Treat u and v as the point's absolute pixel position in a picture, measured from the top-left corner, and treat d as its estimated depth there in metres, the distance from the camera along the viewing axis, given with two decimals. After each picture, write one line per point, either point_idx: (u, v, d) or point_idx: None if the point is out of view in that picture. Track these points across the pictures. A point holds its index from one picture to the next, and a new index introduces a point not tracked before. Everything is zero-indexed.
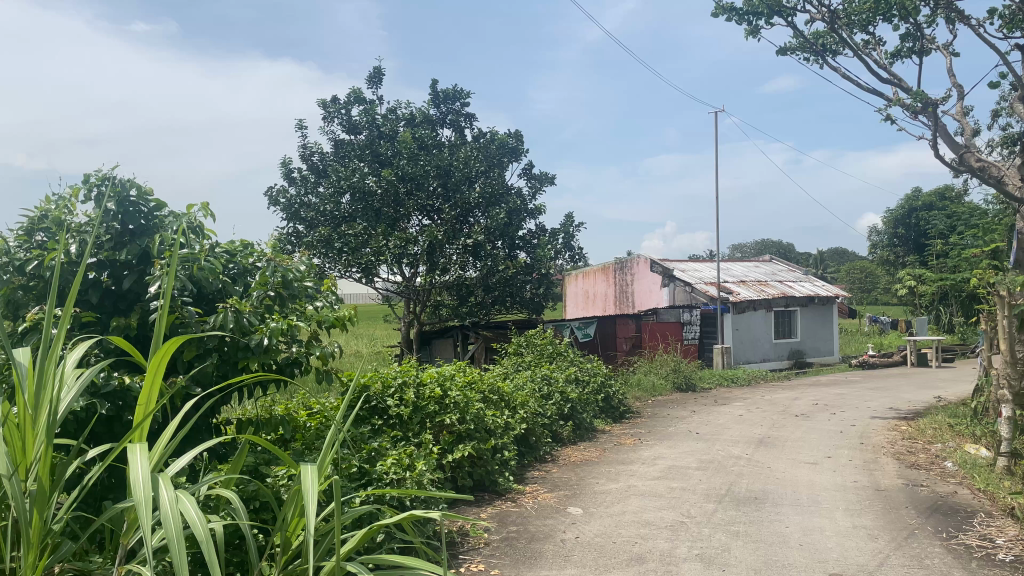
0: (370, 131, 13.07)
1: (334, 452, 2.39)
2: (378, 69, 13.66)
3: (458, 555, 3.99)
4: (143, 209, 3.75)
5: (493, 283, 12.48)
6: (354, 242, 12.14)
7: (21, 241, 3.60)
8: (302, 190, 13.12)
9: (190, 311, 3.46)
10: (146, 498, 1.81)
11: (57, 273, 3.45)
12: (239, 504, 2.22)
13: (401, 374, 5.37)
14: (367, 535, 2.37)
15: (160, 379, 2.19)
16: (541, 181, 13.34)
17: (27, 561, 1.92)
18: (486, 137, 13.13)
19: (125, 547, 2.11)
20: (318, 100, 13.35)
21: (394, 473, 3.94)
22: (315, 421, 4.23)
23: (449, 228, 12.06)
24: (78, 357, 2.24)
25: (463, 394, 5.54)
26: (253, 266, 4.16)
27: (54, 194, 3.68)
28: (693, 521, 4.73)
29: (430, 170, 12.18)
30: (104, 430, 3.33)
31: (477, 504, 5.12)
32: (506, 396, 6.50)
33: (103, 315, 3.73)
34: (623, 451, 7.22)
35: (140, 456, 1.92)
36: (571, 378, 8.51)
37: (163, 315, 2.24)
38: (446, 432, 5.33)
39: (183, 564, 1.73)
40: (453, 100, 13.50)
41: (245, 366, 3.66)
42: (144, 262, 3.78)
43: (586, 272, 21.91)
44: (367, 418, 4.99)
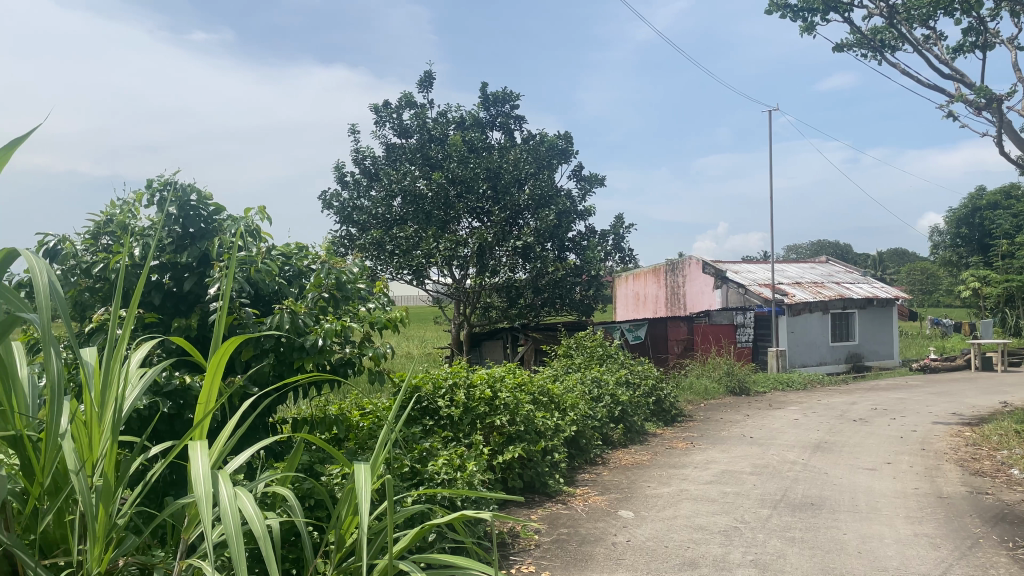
0: (420, 135, 13.18)
1: (386, 451, 2.43)
2: (428, 73, 13.80)
3: (509, 557, 3.99)
4: (203, 213, 3.85)
5: (543, 285, 12.49)
6: (405, 245, 12.28)
7: (88, 244, 3.74)
8: (355, 194, 13.34)
9: (248, 313, 3.55)
10: (207, 494, 1.85)
11: (122, 275, 3.57)
12: (295, 501, 2.27)
13: (452, 375, 5.42)
14: (420, 534, 2.40)
15: (219, 379, 2.24)
16: (591, 182, 13.31)
17: (93, 554, 1.99)
18: (536, 138, 13.15)
19: (186, 541, 2.17)
20: (369, 105, 13.56)
21: (445, 474, 3.96)
22: (368, 421, 4.28)
23: (499, 230, 12.11)
24: (141, 357, 2.31)
25: (514, 395, 5.57)
26: (307, 268, 4.24)
27: (119, 198, 3.81)
28: (748, 526, 4.65)
29: (480, 173, 12.26)
30: (166, 428, 3.44)
31: (527, 505, 5.14)
32: (556, 398, 6.51)
33: (165, 316, 3.85)
34: (675, 455, 7.14)
35: (200, 453, 1.97)
36: (622, 381, 8.45)
37: (222, 316, 2.29)
38: (496, 433, 5.36)
39: (242, 561, 1.77)
40: (502, 102, 13.55)
41: (300, 367, 3.74)
42: (203, 265, 3.88)
43: (636, 273, 21.75)
44: (418, 419, 5.06)
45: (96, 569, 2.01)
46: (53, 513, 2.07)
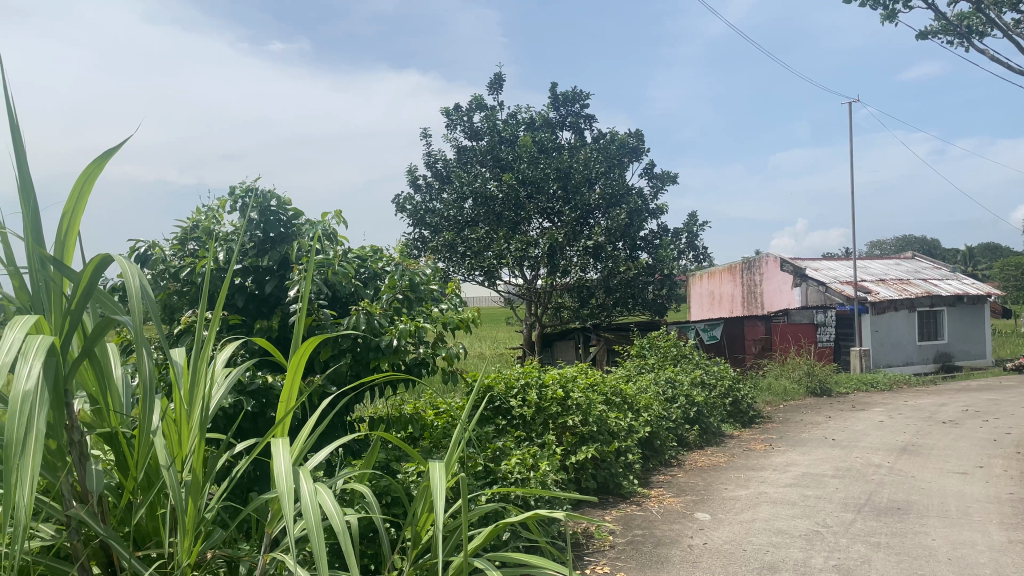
0: (491, 137, 13.22)
1: (460, 450, 2.46)
2: (498, 76, 13.90)
3: (583, 557, 3.98)
4: (283, 218, 3.98)
5: (615, 284, 12.41)
6: (477, 246, 12.43)
7: (176, 250, 3.90)
8: (427, 197, 13.55)
9: (326, 314, 3.66)
10: (289, 490, 1.91)
11: (208, 279, 3.72)
12: (372, 498, 2.32)
13: (524, 375, 5.47)
14: (494, 533, 2.42)
15: (299, 379, 2.31)
16: (663, 180, 13.15)
17: (183, 546, 2.07)
18: (607, 137, 13.06)
19: (270, 535, 2.24)
20: (441, 109, 13.73)
21: (519, 473, 3.97)
22: (442, 420, 4.33)
23: (570, 229, 12.11)
24: (226, 357, 2.40)
25: (586, 395, 5.55)
26: (382, 269, 4.33)
27: (204, 205, 3.97)
28: (830, 530, 4.52)
29: (550, 173, 12.29)
30: (250, 425, 3.56)
31: (601, 506, 5.12)
32: (629, 399, 6.46)
33: (248, 318, 3.99)
34: (753, 457, 6.99)
35: (282, 450, 2.03)
36: (697, 381, 8.33)
37: (302, 317, 2.36)
38: (569, 433, 5.35)
39: (322, 556, 1.82)
40: (572, 102, 13.54)
41: (376, 366, 3.81)
42: (284, 268, 4.00)
43: (711, 272, 21.39)
44: (491, 419, 5.11)
45: (186, 561, 2.09)
46: (146, 506, 2.17)
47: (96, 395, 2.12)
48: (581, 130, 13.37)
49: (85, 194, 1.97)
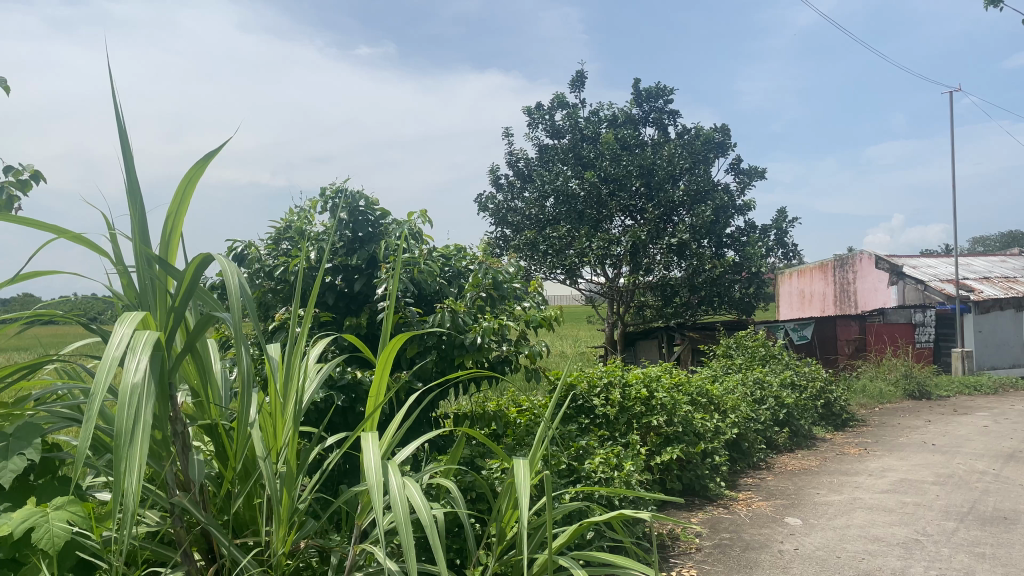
0: (573, 135, 13.19)
1: (543, 448, 2.49)
2: (580, 73, 13.85)
3: (668, 559, 3.92)
4: (371, 218, 4.08)
5: (700, 283, 12.15)
6: (559, 244, 12.42)
7: (271, 249, 4.05)
8: (509, 195, 13.63)
9: (411, 311, 3.74)
10: (378, 483, 1.95)
11: (300, 277, 3.85)
12: (458, 493, 2.37)
13: (607, 374, 5.42)
14: (578, 532, 2.44)
15: (388, 374, 2.36)
16: (750, 175, 12.84)
17: (278, 534, 2.15)
18: (692, 133, 12.83)
19: (360, 526, 2.31)
20: (522, 108, 13.78)
21: (602, 473, 3.92)
22: (525, 418, 4.32)
23: (653, 227, 11.98)
24: (318, 353, 2.48)
25: (671, 395, 5.48)
26: (466, 268, 4.37)
27: (296, 206, 4.10)
28: (930, 539, 4.32)
29: (633, 170, 12.20)
30: (340, 420, 3.67)
31: (687, 508, 5.03)
32: (716, 400, 6.34)
33: (338, 315, 4.10)
34: (847, 461, 6.75)
35: (372, 444, 2.08)
36: (786, 382, 8.10)
37: (389, 314, 2.42)
38: (653, 434, 5.29)
39: (411, 549, 1.86)
40: (656, 98, 13.36)
41: (461, 363, 3.86)
42: (372, 266, 4.10)
43: (800, 270, 20.75)
44: (574, 417, 5.08)
45: (282, 549, 2.17)
46: (244, 496, 2.26)
47: (197, 388, 2.23)
48: (664, 126, 13.18)
49: (188, 197, 2.07)
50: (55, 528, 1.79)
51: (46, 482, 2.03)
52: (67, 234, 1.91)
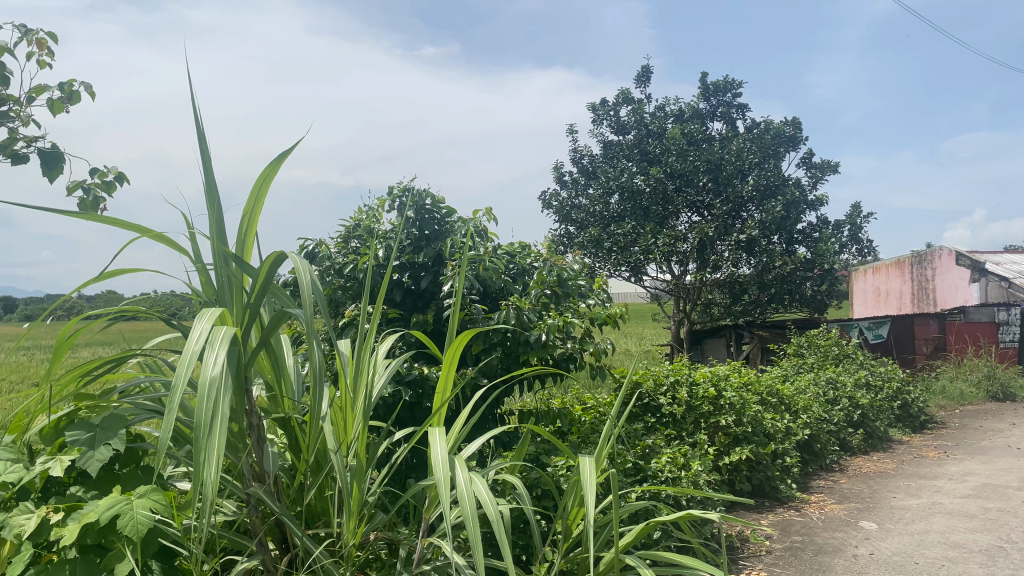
0: (638, 130, 13.09)
1: (609, 446, 2.48)
2: (645, 68, 13.71)
3: (737, 561, 3.85)
4: (437, 216, 4.12)
5: (770, 279, 11.85)
6: (624, 241, 12.41)
7: (340, 247, 4.14)
8: (573, 192, 13.61)
9: (477, 308, 3.78)
10: (444, 478, 1.97)
11: (369, 274, 3.93)
12: (523, 489, 2.38)
13: (673, 372, 5.36)
14: (645, 531, 2.42)
15: (455, 370, 2.38)
16: (822, 169, 12.49)
17: (349, 526, 2.18)
18: (761, 126, 12.56)
19: (427, 520, 2.34)
20: (587, 104, 13.73)
21: (669, 472, 3.86)
22: (590, 415, 4.29)
23: (721, 223, 11.73)
24: (387, 349, 2.52)
25: (740, 395, 5.39)
26: (530, 266, 4.38)
27: (365, 205, 4.18)
28: (1015, 546, 4.13)
29: (700, 165, 12.03)
30: (408, 415, 3.73)
31: (757, 509, 4.93)
32: (787, 400, 6.20)
33: (405, 312, 4.16)
34: (925, 464, 6.51)
35: (439, 438, 2.11)
36: (861, 382, 7.86)
37: (455, 311, 2.45)
38: (721, 433, 5.22)
39: (478, 543, 1.87)
40: (724, 91, 13.12)
41: (526, 360, 3.87)
42: (438, 264, 4.16)
43: (876, 266, 20.08)
44: (640, 415, 5.00)
45: (352, 540, 2.21)
46: (315, 488, 2.32)
47: (272, 383, 2.29)
48: (733, 120, 12.93)
49: (262, 197, 2.14)
50: (139, 515, 1.86)
51: (130, 471, 2.12)
52: (150, 233, 1.99)
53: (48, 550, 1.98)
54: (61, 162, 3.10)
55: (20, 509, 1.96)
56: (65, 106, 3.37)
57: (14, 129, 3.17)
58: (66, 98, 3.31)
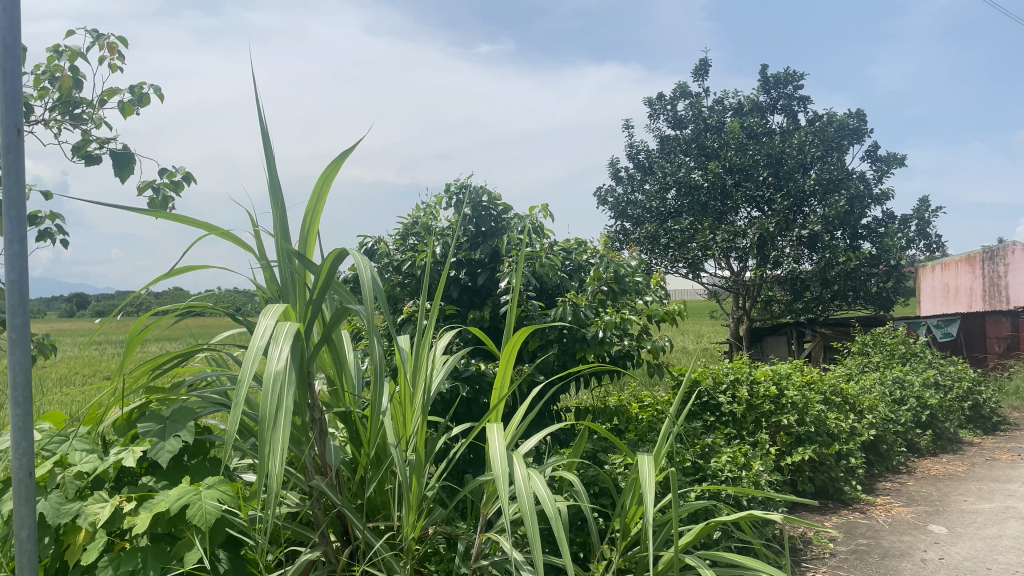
0: (696, 125, 12.92)
1: (668, 445, 2.45)
2: (703, 61, 13.52)
3: (801, 563, 3.76)
4: (494, 212, 4.13)
5: (834, 276, 11.48)
6: (681, 238, 12.28)
7: (399, 244, 4.20)
8: (629, 188, 13.51)
9: (534, 305, 3.78)
10: (502, 473, 1.98)
11: (427, 271, 3.97)
12: (581, 486, 2.37)
13: (733, 370, 5.29)
14: (705, 531, 2.39)
15: (512, 366, 2.39)
16: (888, 163, 12.13)
17: (408, 519, 2.20)
18: (824, 119, 12.26)
19: (486, 515, 2.35)
20: (644, 99, 13.60)
21: (729, 471, 3.80)
22: (647, 413, 4.25)
23: (782, 218, 11.49)
24: (445, 344, 2.54)
25: (803, 394, 5.27)
26: (587, 262, 4.36)
27: (422, 203, 4.22)
28: None
29: (760, 159, 11.83)
30: (465, 411, 3.75)
31: (820, 511, 4.82)
32: (851, 399, 6.04)
33: (462, 308, 4.19)
34: (998, 467, 6.27)
35: (497, 435, 2.12)
36: (929, 382, 7.60)
37: (513, 308, 2.45)
38: (783, 433, 5.12)
39: (537, 540, 1.87)
40: (785, 84, 12.85)
41: (583, 357, 3.85)
42: (494, 260, 4.17)
43: (944, 262, 19.40)
44: (699, 414, 4.93)
45: (412, 534, 2.23)
46: (376, 481, 2.35)
47: (333, 378, 2.33)
48: (794, 113, 12.65)
49: (324, 196, 2.17)
50: (207, 505, 1.91)
51: (198, 462, 2.18)
52: (217, 231, 2.04)
53: (120, 538, 2.04)
54: (132, 162, 3.21)
55: (95, 498, 2.03)
56: (136, 108, 3.49)
57: (88, 130, 3.29)
58: (136, 100, 3.42)
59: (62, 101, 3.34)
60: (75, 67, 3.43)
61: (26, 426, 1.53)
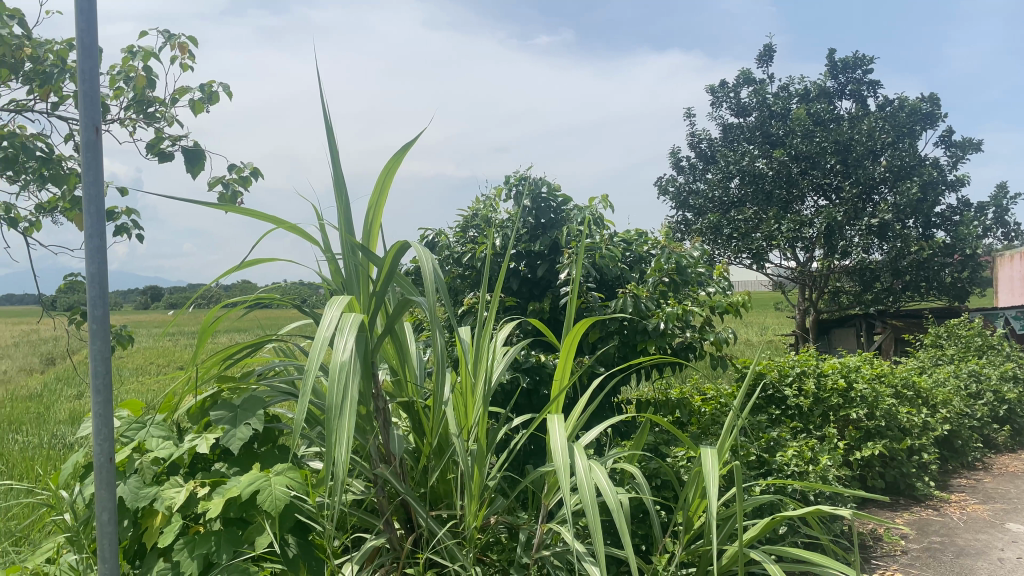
0: (760, 112, 12.66)
1: (732, 438, 2.41)
2: (768, 47, 13.22)
3: (870, 560, 3.66)
4: (554, 204, 4.13)
5: (905, 267, 11.12)
6: (744, 227, 12.02)
7: (459, 237, 4.23)
8: (691, 177, 13.34)
9: (594, 296, 3.77)
10: (564, 465, 1.98)
11: (488, 263, 3.99)
12: (643, 479, 2.35)
13: (800, 364, 5.19)
14: (771, 526, 2.35)
15: (573, 357, 2.38)
16: (964, 148, 11.66)
17: (470, 509, 2.22)
18: (895, 104, 11.85)
19: (547, 506, 2.36)
20: (706, 87, 13.38)
21: (795, 466, 3.71)
22: (710, 406, 4.19)
23: (851, 207, 11.16)
24: (505, 335, 2.56)
25: (872, 387, 5.12)
26: (648, 253, 4.32)
27: (482, 195, 4.24)
28: None
29: (828, 147, 11.53)
30: (525, 402, 3.76)
31: (891, 507, 4.68)
32: (924, 392, 5.85)
33: (522, 300, 4.20)
34: None
35: (558, 426, 2.12)
36: (1008, 375, 7.27)
37: (573, 299, 2.44)
38: (851, 427, 4.99)
39: (598, 532, 1.87)
40: (854, 68, 12.47)
41: (644, 349, 3.82)
42: (554, 252, 4.16)
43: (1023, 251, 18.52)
44: (764, 406, 4.89)
45: (474, 523, 2.25)
46: (438, 470, 2.38)
47: (396, 368, 2.37)
48: (863, 98, 12.26)
49: (386, 189, 2.21)
50: (277, 491, 1.97)
51: (267, 450, 2.24)
52: (285, 224, 2.09)
53: (195, 522, 2.12)
54: (203, 159, 3.31)
55: (171, 483, 2.12)
56: (206, 106, 3.60)
57: (161, 129, 3.41)
58: (206, 98, 3.53)
59: (136, 100, 3.47)
60: (149, 67, 3.55)
61: (106, 413, 1.59)
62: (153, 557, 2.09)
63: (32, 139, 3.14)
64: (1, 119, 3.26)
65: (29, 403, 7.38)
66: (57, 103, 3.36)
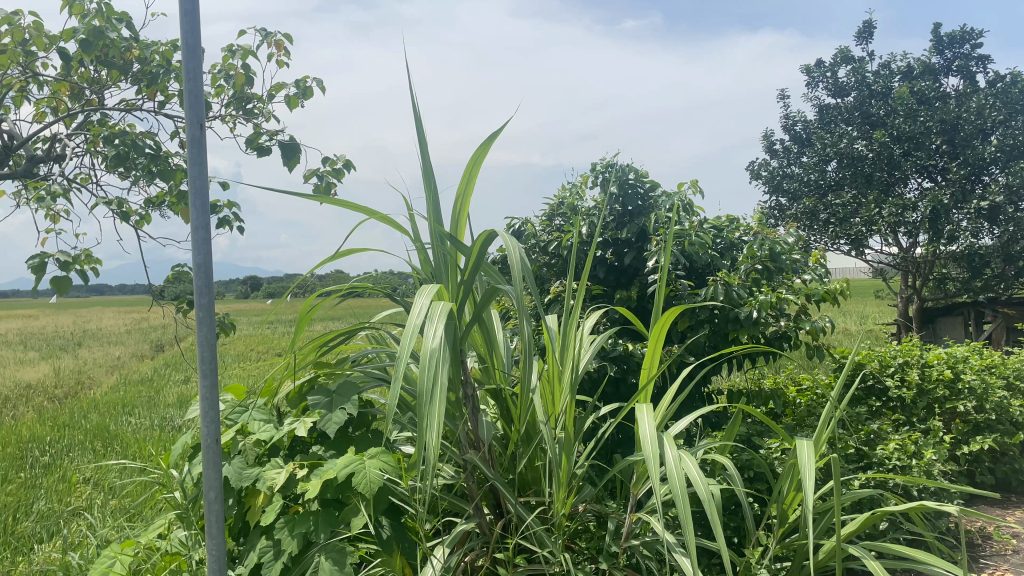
0: (859, 92, 12.15)
1: (829, 429, 2.32)
2: (868, 24, 12.66)
3: (979, 559, 3.49)
4: (641, 191, 4.09)
5: (1018, 252, 10.35)
6: (843, 212, 11.65)
7: (545, 225, 4.25)
8: (785, 161, 12.98)
9: (683, 284, 3.71)
10: (653, 454, 1.95)
11: (574, 252, 3.98)
12: (734, 470, 2.30)
13: (902, 354, 4.97)
14: (871, 521, 2.25)
15: (661, 345, 2.35)
16: None
17: (558, 496, 2.22)
18: (1007, 79, 11.15)
19: (636, 495, 2.35)
20: (801, 67, 12.94)
21: (897, 459, 3.56)
22: (806, 397, 4.06)
23: (958, 189, 10.56)
24: (592, 324, 2.54)
25: (982, 378, 4.85)
26: (739, 240, 4.21)
27: (569, 183, 4.23)
28: None
29: (932, 126, 10.95)
30: (613, 390, 3.75)
31: (1001, 505, 4.43)
32: None
33: (609, 288, 4.18)
34: None
35: (647, 415, 2.09)
36: None
37: (661, 288, 2.40)
38: (959, 420, 4.75)
39: (688, 522, 1.84)
40: (961, 43, 11.78)
41: (735, 338, 3.74)
42: (642, 240, 4.10)
43: None
44: (863, 398, 4.67)
45: (563, 510, 2.26)
46: (526, 457, 2.39)
47: (484, 356, 2.40)
48: (972, 74, 11.57)
49: (473, 179, 2.23)
50: (371, 474, 2.02)
51: (362, 434, 2.31)
52: (376, 214, 2.14)
53: (295, 502, 2.20)
54: (298, 152, 3.42)
55: (271, 464, 2.21)
56: (301, 101, 3.71)
57: (259, 124, 3.54)
58: (300, 93, 3.64)
59: (236, 98, 3.61)
60: (247, 65, 3.69)
61: (213, 396, 1.67)
62: (256, 533, 2.19)
63: (141, 137, 3.32)
64: (112, 118, 3.46)
65: (142, 387, 7.84)
66: (163, 101, 3.54)
